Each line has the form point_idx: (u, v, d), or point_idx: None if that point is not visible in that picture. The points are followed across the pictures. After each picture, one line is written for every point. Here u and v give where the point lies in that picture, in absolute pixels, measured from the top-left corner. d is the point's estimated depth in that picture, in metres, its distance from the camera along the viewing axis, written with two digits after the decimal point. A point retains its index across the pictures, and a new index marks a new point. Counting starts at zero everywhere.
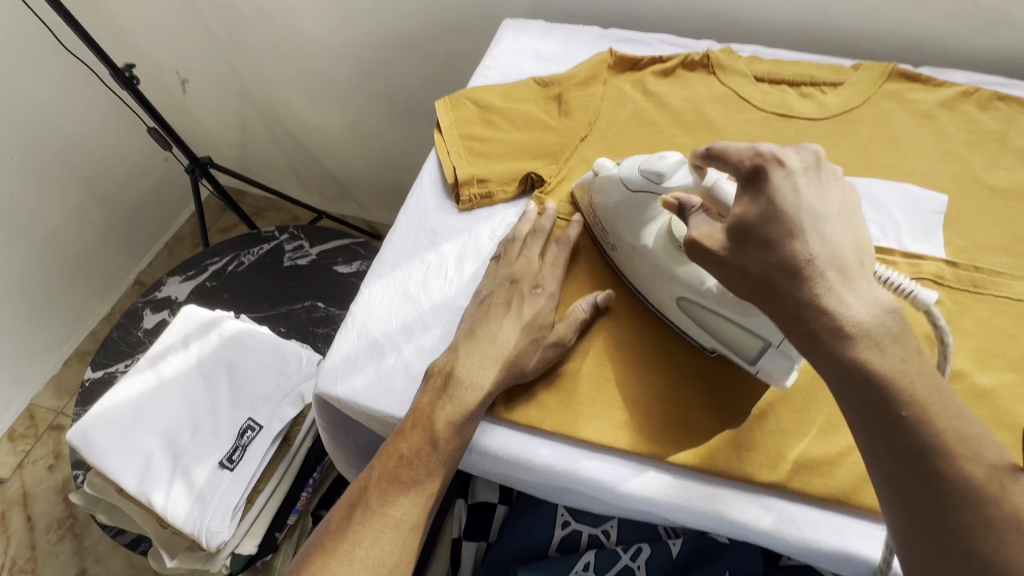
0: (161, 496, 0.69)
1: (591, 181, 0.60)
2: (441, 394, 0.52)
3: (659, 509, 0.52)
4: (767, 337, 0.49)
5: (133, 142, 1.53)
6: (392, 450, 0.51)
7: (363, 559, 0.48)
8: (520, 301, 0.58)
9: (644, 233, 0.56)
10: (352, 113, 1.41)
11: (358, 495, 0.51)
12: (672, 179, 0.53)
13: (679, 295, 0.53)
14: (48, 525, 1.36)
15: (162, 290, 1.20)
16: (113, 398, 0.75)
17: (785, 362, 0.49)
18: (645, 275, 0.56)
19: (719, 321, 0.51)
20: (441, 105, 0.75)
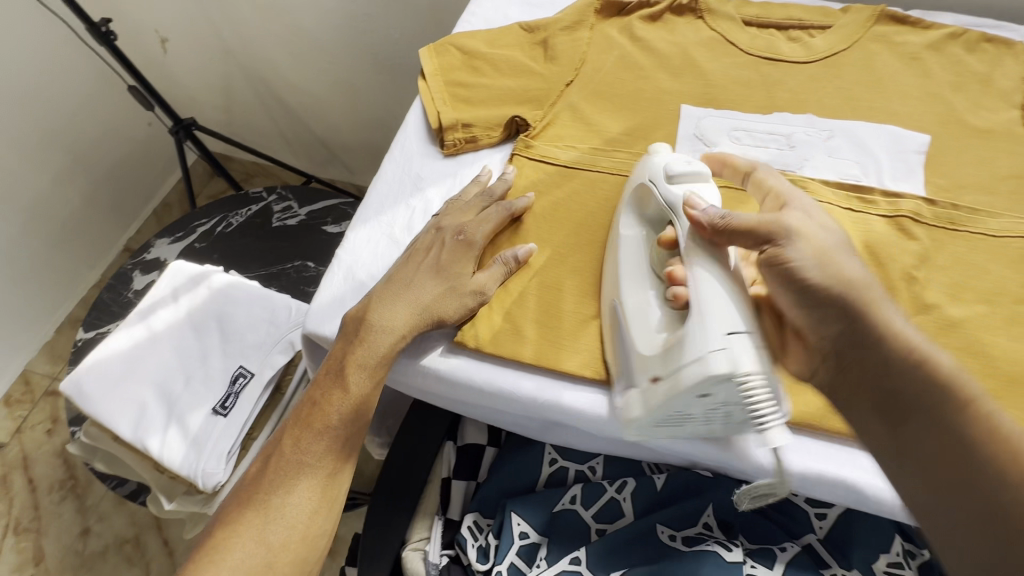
0: (157, 442, 0.70)
1: (641, 161, 0.59)
2: (351, 339, 0.53)
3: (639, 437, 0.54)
4: (637, 374, 0.50)
5: (115, 104, 1.49)
6: (308, 398, 0.54)
7: (279, 505, 0.50)
8: (440, 249, 0.58)
9: (636, 227, 0.56)
10: (337, 72, 1.38)
11: (273, 447, 0.53)
12: (678, 188, 0.53)
13: (613, 296, 0.54)
14: (50, 487, 1.39)
15: (151, 253, 1.19)
16: (105, 350, 0.76)
17: (639, 408, 0.49)
18: (609, 266, 0.56)
19: (624, 339, 0.52)
20: (424, 52, 0.74)
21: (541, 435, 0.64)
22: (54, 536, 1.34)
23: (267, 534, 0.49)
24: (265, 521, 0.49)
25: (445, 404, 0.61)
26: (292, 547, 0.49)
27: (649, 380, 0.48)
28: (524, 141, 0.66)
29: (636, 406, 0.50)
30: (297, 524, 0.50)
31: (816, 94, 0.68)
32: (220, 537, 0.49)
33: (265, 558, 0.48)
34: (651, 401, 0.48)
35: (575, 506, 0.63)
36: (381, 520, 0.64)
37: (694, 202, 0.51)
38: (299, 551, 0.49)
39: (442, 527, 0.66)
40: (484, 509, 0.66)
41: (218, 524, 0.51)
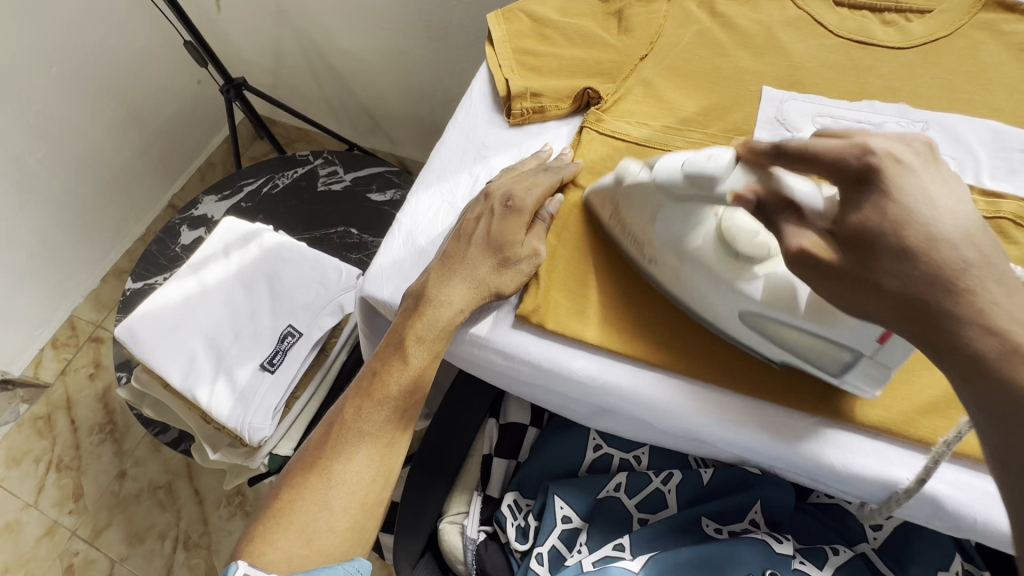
0: (206, 393, 0.71)
1: (614, 190, 0.54)
2: (412, 312, 0.52)
3: (699, 430, 0.52)
4: (860, 346, 0.44)
5: (167, 60, 1.50)
6: (370, 369, 0.53)
7: (341, 472, 0.50)
8: (491, 215, 0.55)
9: (691, 244, 0.49)
10: (387, 38, 1.36)
11: (335, 415, 0.53)
12: (727, 179, 0.45)
13: (741, 310, 0.47)
14: (91, 429, 1.44)
15: (198, 209, 1.21)
16: (156, 300, 0.77)
17: (877, 373, 0.45)
18: (698, 287, 0.49)
19: (792, 329, 0.46)
20: (493, 17, 0.71)
21: (587, 421, 0.62)
22: (93, 476, 1.39)
23: (330, 500, 0.49)
24: (328, 487, 0.49)
25: (498, 380, 0.60)
26: (352, 513, 0.50)
27: (877, 343, 0.43)
28: (594, 114, 0.63)
29: (869, 368, 0.45)
30: (359, 491, 0.50)
31: (911, 83, 0.63)
32: (286, 501, 0.49)
33: (329, 521, 0.49)
34: (888, 359, 0.44)
35: (619, 493, 0.61)
36: (418, 490, 0.64)
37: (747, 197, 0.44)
38: (360, 515, 0.50)
39: (481, 503, 0.65)
40: (523, 489, 0.65)
41: (285, 487, 0.50)
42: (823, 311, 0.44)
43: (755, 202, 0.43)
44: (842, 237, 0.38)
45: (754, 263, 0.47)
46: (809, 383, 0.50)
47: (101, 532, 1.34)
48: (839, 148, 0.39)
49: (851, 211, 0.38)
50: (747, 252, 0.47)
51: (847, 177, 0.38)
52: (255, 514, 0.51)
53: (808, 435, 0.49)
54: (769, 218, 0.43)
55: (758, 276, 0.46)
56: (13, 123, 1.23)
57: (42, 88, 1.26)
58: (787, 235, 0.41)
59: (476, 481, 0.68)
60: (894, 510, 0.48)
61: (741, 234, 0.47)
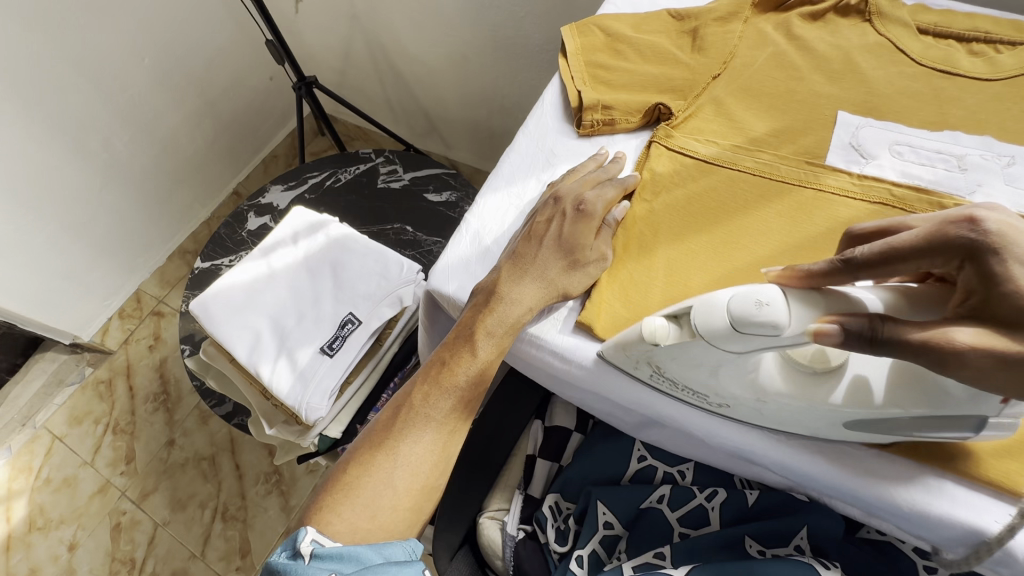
0: (268, 370, 0.75)
1: (647, 352, 0.47)
2: (483, 307, 0.54)
3: (757, 450, 0.52)
4: (981, 412, 0.41)
5: (245, 55, 1.60)
6: (438, 358, 0.56)
7: (406, 454, 0.52)
8: (562, 220, 0.57)
9: (763, 380, 0.46)
10: (454, 45, 1.40)
11: (403, 400, 0.55)
12: (790, 326, 0.39)
13: (846, 421, 0.46)
14: (147, 396, 1.53)
15: (265, 198, 1.27)
16: (230, 279, 0.82)
17: (1000, 426, 0.42)
18: (788, 417, 0.47)
19: (900, 421, 0.43)
20: (568, 30, 0.73)
21: (634, 431, 0.63)
22: (144, 441, 1.48)
23: (395, 478, 0.51)
24: (393, 467, 0.52)
25: (555, 383, 0.61)
26: (414, 494, 0.52)
27: (1000, 405, 0.40)
28: (664, 129, 0.64)
29: (988, 428, 0.43)
30: (420, 474, 0.52)
31: (998, 115, 0.61)
32: (354, 476, 0.52)
33: (392, 499, 0.51)
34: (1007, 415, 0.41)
35: (661, 505, 0.61)
36: (462, 482, 0.67)
37: (826, 331, 0.38)
38: (420, 497, 0.52)
39: (522, 501, 0.66)
40: (564, 492, 0.65)
41: (351, 463, 0.53)
42: (931, 393, 0.42)
43: (842, 333, 0.38)
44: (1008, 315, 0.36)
45: (827, 378, 0.46)
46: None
47: (148, 495, 1.42)
48: (944, 227, 0.39)
49: (999, 283, 0.36)
50: (817, 368, 0.45)
51: (974, 247, 0.38)
52: (319, 488, 0.54)
53: (870, 465, 0.48)
54: (882, 335, 0.38)
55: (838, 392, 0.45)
56: (106, 108, 1.34)
57: (134, 76, 1.36)
58: (936, 327, 0.37)
59: (517, 480, 0.69)
60: (976, 562, 0.46)
61: (805, 355, 0.46)
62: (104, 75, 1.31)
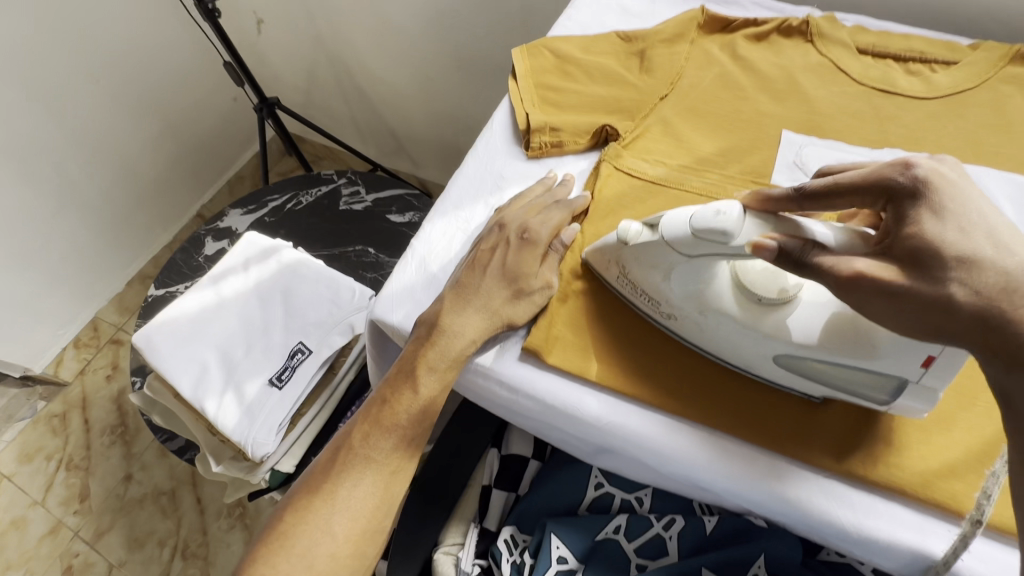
0: (214, 405, 0.72)
1: (618, 251, 0.51)
2: (425, 341, 0.52)
3: (709, 479, 0.50)
4: (901, 373, 0.43)
5: (206, 76, 1.57)
6: (379, 395, 0.53)
7: (345, 500, 0.50)
8: (505, 249, 0.55)
9: (714, 295, 0.49)
10: (417, 64, 1.40)
11: (343, 440, 0.53)
12: (740, 234, 0.43)
13: (775, 353, 0.47)
14: (102, 429, 1.47)
15: (223, 222, 1.24)
16: (176, 310, 0.79)
17: (925, 395, 0.44)
18: (725, 337, 0.49)
19: (826, 367, 0.46)
20: (517, 52, 0.73)
21: (590, 459, 0.61)
22: (100, 477, 1.41)
23: (332, 525, 0.49)
24: (331, 512, 0.49)
25: (506, 413, 0.59)
26: (354, 540, 0.49)
27: (922, 367, 0.43)
28: (612, 151, 0.64)
29: (911, 392, 0.44)
30: (361, 519, 0.50)
31: (936, 132, 0.63)
32: (289, 524, 0.49)
33: (331, 548, 0.48)
34: (937, 380, 0.43)
35: (618, 536, 0.60)
36: (415, 518, 0.63)
37: (765, 245, 0.41)
38: (360, 544, 0.50)
39: (477, 535, 0.64)
40: (521, 524, 0.64)
41: (288, 510, 0.50)
42: (859, 339, 0.44)
43: (779, 250, 0.41)
44: (903, 252, 0.38)
45: (780, 307, 0.48)
46: (824, 435, 0.48)
47: (103, 535, 1.35)
48: (881, 170, 0.41)
49: (906, 225, 0.39)
50: (768, 296, 0.47)
51: (897, 195, 0.40)
52: (256, 538, 0.51)
53: (819, 491, 0.47)
54: (800, 263, 0.40)
55: (786, 323, 0.47)
56: (58, 133, 1.30)
57: (88, 99, 1.33)
58: (842, 256, 0.39)
59: (473, 512, 0.66)
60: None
61: (760, 278, 0.48)
62: (55, 98, 1.27)
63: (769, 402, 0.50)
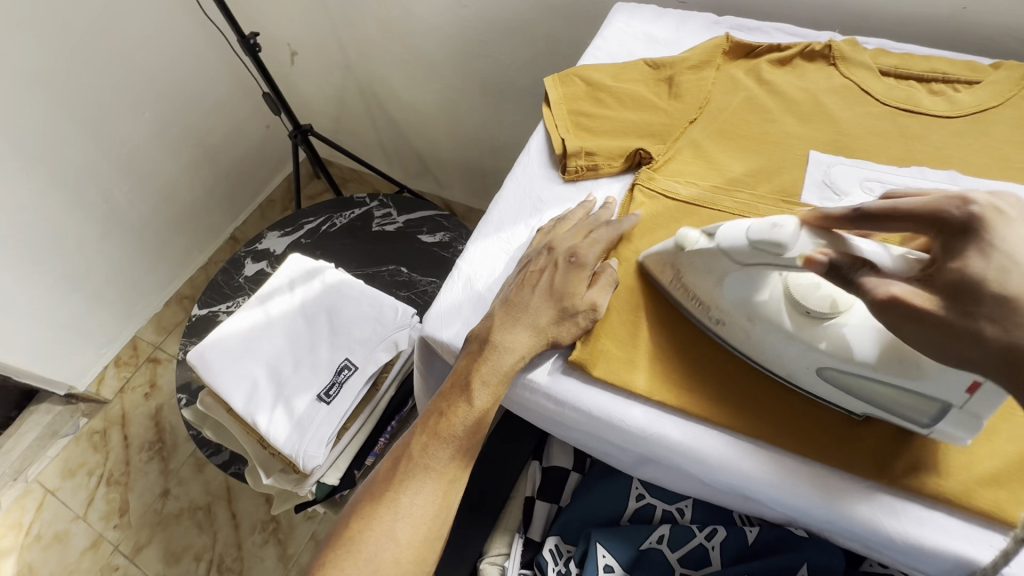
0: (266, 419, 0.75)
1: (675, 256, 0.54)
2: (478, 357, 0.55)
3: (753, 488, 0.52)
4: (947, 397, 0.44)
5: (241, 105, 1.66)
6: (435, 408, 0.56)
7: (407, 506, 0.53)
8: (553, 270, 0.59)
9: (761, 303, 0.51)
10: (445, 91, 1.46)
11: (402, 451, 0.56)
12: (795, 247, 0.45)
13: (820, 364, 0.49)
14: (141, 445, 1.52)
15: (262, 243, 1.29)
16: (228, 329, 0.83)
17: (967, 422, 0.44)
18: (770, 346, 0.51)
19: (874, 385, 0.47)
20: (551, 81, 0.77)
21: (632, 470, 0.63)
22: (139, 492, 1.45)
23: (396, 531, 0.52)
24: (395, 519, 0.52)
25: (551, 426, 0.61)
26: (416, 545, 0.53)
27: (966, 393, 0.43)
28: (646, 173, 0.67)
29: (958, 417, 0.44)
30: (422, 525, 0.53)
31: (963, 150, 0.65)
32: (357, 530, 0.53)
33: (395, 552, 0.52)
34: (979, 409, 0.43)
35: (661, 545, 0.61)
36: (462, 529, 0.65)
37: (817, 260, 0.43)
38: (422, 549, 0.53)
39: (522, 545, 0.66)
40: (564, 534, 0.65)
41: (354, 517, 0.54)
42: (905, 361, 0.45)
43: (827, 265, 0.43)
44: (945, 286, 0.39)
45: (826, 319, 0.49)
46: (867, 445, 0.50)
47: (141, 549, 1.38)
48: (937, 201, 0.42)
49: (952, 259, 0.40)
50: (818, 308, 0.49)
51: (949, 229, 0.41)
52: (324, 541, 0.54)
53: (864, 501, 0.49)
54: (848, 281, 0.43)
55: (831, 335, 0.48)
56: (107, 162, 1.38)
57: (135, 129, 1.41)
58: (881, 279, 0.42)
59: (516, 523, 0.68)
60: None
61: (809, 294, 0.49)
62: (107, 129, 1.35)
63: (811, 413, 0.52)
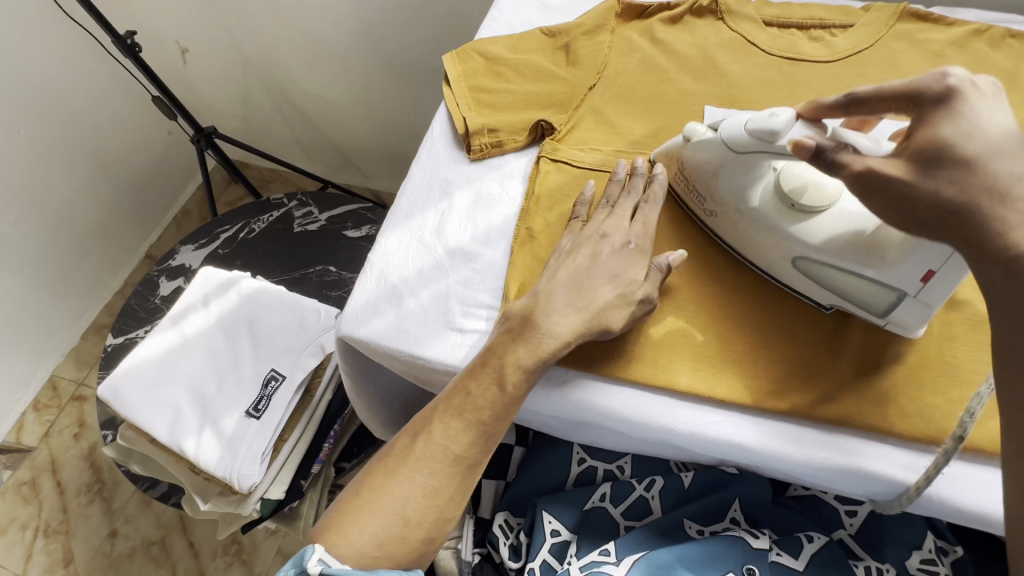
0: (192, 445, 0.72)
1: (681, 147, 0.58)
2: (516, 336, 0.53)
3: (713, 449, 0.54)
4: (902, 287, 0.49)
5: (136, 112, 1.52)
6: (461, 385, 0.53)
7: (421, 484, 0.51)
8: (603, 253, 0.56)
9: (750, 197, 0.54)
10: (354, 78, 1.40)
11: (421, 422, 0.54)
12: (786, 134, 0.49)
13: (795, 254, 0.53)
14: (78, 489, 1.42)
15: (175, 259, 1.21)
16: (140, 355, 0.78)
17: (919, 310, 0.50)
18: (754, 238, 0.55)
19: (845, 276, 0.51)
20: (448, 59, 0.75)
21: (588, 440, 0.64)
22: (83, 538, 1.37)
23: (410, 505, 0.51)
24: (408, 494, 0.51)
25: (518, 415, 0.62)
26: (424, 522, 0.51)
27: (919, 282, 0.48)
28: (550, 144, 0.66)
29: (909, 305, 0.50)
30: (434, 503, 0.52)
31: (841, 93, 0.68)
32: (365, 500, 0.51)
33: (404, 528, 0.50)
34: (929, 298, 0.48)
35: (604, 503, 0.64)
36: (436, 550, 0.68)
37: (805, 144, 0.44)
38: (430, 527, 0.52)
39: (473, 526, 0.67)
40: (513, 508, 0.67)
41: (365, 486, 0.52)
42: (870, 251, 0.49)
43: (813, 150, 0.44)
44: (914, 152, 0.41)
45: (807, 213, 0.52)
46: (810, 384, 0.53)
47: None
48: (919, 79, 0.42)
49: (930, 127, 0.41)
50: (800, 202, 0.52)
51: (926, 102, 0.42)
52: (327, 507, 0.53)
53: (810, 443, 0.52)
54: (826, 163, 0.44)
55: (808, 225, 0.52)
56: None
57: (11, 152, 1.27)
58: (855, 153, 0.43)
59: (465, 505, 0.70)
60: (903, 504, 0.51)
61: (798, 187, 0.52)
62: None
63: (760, 355, 0.55)
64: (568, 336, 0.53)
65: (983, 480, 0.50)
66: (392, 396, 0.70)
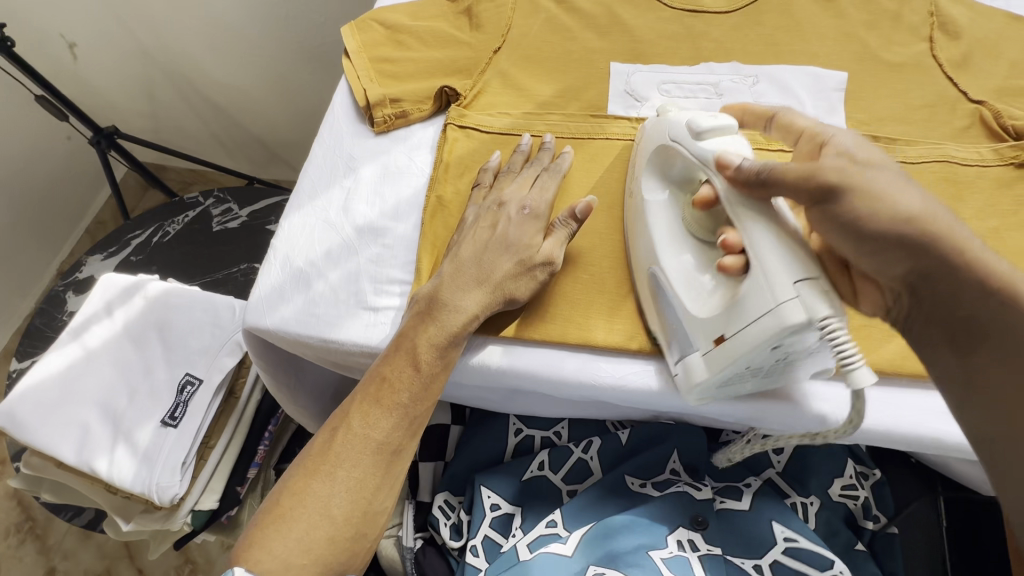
0: (105, 463, 0.67)
1: (649, 124, 0.56)
2: (426, 316, 0.52)
3: (632, 400, 0.55)
4: (698, 335, 0.47)
5: (25, 117, 1.35)
6: (377, 373, 0.51)
7: (344, 481, 0.49)
8: (508, 224, 0.55)
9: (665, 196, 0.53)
10: (264, 64, 1.32)
11: (339, 418, 0.51)
12: (714, 138, 0.49)
13: (652, 266, 0.52)
14: (7, 530, 1.31)
15: (82, 271, 1.12)
16: (37, 375, 0.71)
17: (705, 372, 0.48)
18: (637, 241, 0.54)
19: (675, 302, 0.50)
20: (346, 29, 0.71)
21: (519, 408, 0.64)
22: None
23: (332, 505, 0.48)
24: (330, 494, 0.49)
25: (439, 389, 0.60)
26: (353, 519, 0.49)
27: (712, 342, 0.46)
28: (457, 110, 0.64)
29: (696, 364, 0.49)
30: (361, 498, 0.49)
31: (740, 43, 0.68)
32: (288, 506, 0.49)
33: (330, 529, 0.48)
34: (714, 362, 0.47)
35: (544, 471, 0.63)
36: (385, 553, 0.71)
37: (728, 158, 0.46)
38: (361, 522, 0.49)
39: (413, 510, 0.67)
40: (453, 487, 0.66)
41: (286, 491, 0.50)
42: (701, 290, 0.48)
43: (737, 165, 0.45)
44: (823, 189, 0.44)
45: (690, 233, 0.51)
46: None
47: None
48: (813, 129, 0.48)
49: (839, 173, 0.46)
50: (690, 217, 0.51)
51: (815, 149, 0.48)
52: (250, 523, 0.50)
53: None
54: (748, 177, 0.45)
55: (683, 247, 0.51)
56: None
57: None
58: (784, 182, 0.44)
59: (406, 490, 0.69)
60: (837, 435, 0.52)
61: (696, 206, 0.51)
62: None
63: None
64: (475, 310, 0.52)
65: (898, 402, 0.53)
66: (321, 385, 0.68)
